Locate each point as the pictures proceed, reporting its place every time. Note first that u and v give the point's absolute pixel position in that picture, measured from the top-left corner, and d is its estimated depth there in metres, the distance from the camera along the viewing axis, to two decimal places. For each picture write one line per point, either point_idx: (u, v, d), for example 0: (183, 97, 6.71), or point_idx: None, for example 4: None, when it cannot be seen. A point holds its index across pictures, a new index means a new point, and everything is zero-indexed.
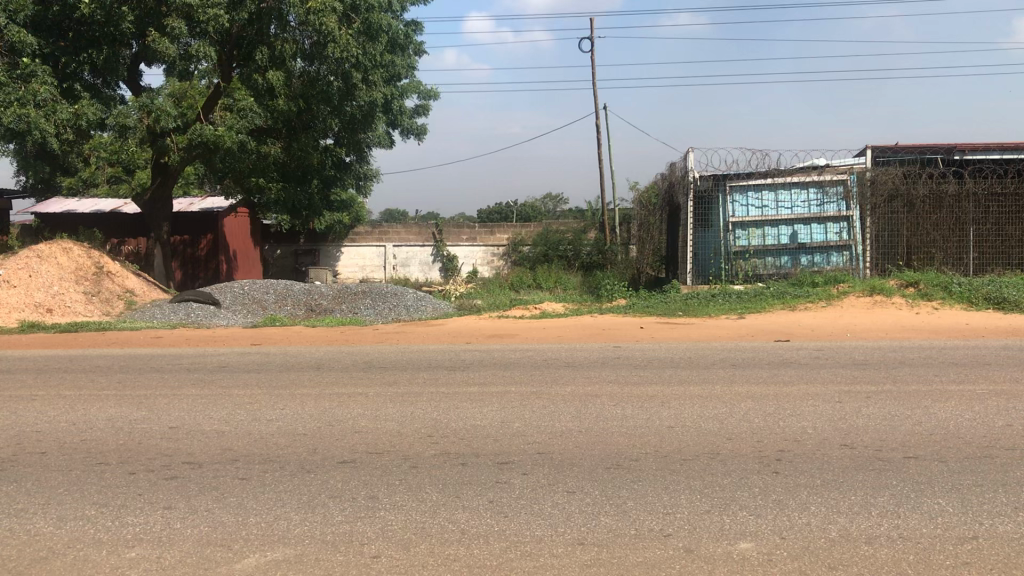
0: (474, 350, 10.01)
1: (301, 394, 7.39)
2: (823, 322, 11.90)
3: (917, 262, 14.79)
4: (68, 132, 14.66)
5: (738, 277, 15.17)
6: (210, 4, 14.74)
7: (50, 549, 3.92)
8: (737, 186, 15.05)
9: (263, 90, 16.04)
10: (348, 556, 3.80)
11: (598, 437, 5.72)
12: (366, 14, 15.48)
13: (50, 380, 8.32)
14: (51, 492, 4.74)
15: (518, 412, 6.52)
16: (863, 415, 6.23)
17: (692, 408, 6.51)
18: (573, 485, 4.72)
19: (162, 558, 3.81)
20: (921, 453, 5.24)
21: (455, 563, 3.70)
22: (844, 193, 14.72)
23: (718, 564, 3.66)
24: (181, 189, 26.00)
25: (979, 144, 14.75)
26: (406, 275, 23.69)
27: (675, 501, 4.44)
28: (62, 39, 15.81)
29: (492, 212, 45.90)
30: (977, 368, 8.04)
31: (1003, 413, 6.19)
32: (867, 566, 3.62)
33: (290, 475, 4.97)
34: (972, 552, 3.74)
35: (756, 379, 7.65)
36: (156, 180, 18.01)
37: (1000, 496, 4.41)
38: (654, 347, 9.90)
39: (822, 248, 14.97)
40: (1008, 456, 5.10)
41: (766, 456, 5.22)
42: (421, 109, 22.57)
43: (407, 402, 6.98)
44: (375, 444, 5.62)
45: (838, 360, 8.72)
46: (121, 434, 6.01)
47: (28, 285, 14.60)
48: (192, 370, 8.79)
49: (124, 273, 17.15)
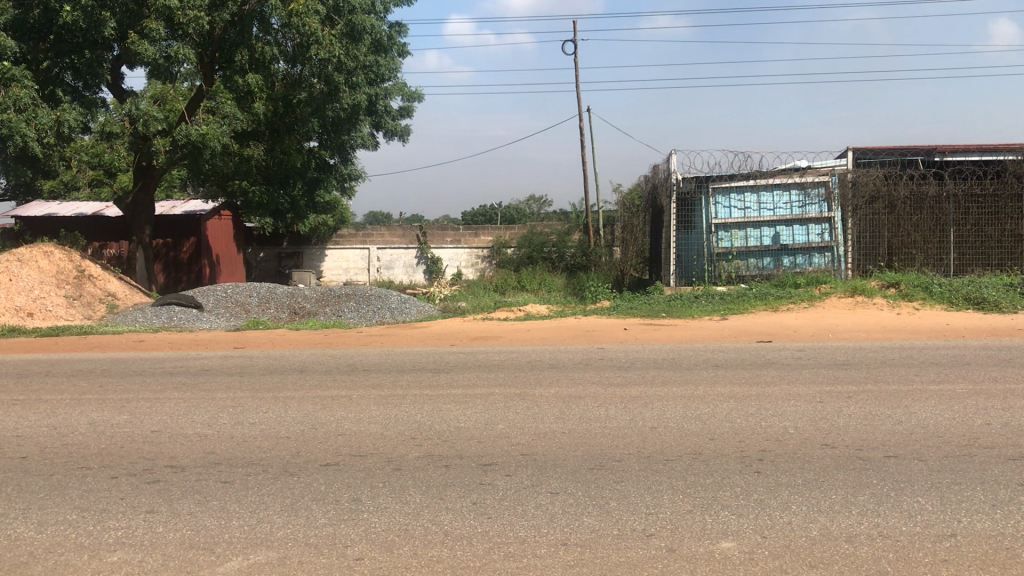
0: (459, 352, 10.05)
1: (284, 397, 7.37)
2: (806, 322, 12.04)
3: (898, 262, 14.97)
4: (49, 136, 14.54)
5: (721, 279, 15.35)
6: (191, 5, 14.77)
7: (31, 555, 3.91)
8: (720, 188, 15.18)
9: (243, 92, 15.97)
10: (331, 558, 3.81)
11: (582, 438, 5.76)
12: (348, 15, 15.37)
13: (31, 384, 8.26)
14: (30, 497, 4.70)
15: (502, 413, 6.56)
16: (845, 414, 6.32)
17: (675, 409, 6.59)
18: (556, 485, 4.77)
19: (145, 562, 3.81)
20: (901, 452, 5.32)
21: (438, 565, 3.73)
22: (826, 195, 14.87)
23: (699, 563, 3.71)
24: (164, 191, 25.85)
25: (958, 145, 15.11)
26: (390, 278, 23.81)
27: (658, 501, 4.49)
28: (42, 42, 15.58)
29: (478, 216, 46.36)
30: (958, 368, 8.17)
31: (982, 412, 6.31)
32: (847, 564, 3.68)
33: (272, 478, 4.98)
34: (949, 549, 3.82)
35: (737, 380, 7.74)
36: (138, 184, 17.82)
37: (978, 494, 4.51)
38: (637, 348, 10.03)
39: (805, 249, 15.11)
40: (989, 455, 5.20)
41: (748, 456, 5.28)
42: (405, 110, 22.62)
43: (391, 405, 6.97)
44: (359, 447, 5.62)
45: (820, 360, 8.83)
46: (102, 438, 5.98)
47: (8, 287, 14.43)
48: (175, 373, 8.75)
49: (106, 276, 17.00)
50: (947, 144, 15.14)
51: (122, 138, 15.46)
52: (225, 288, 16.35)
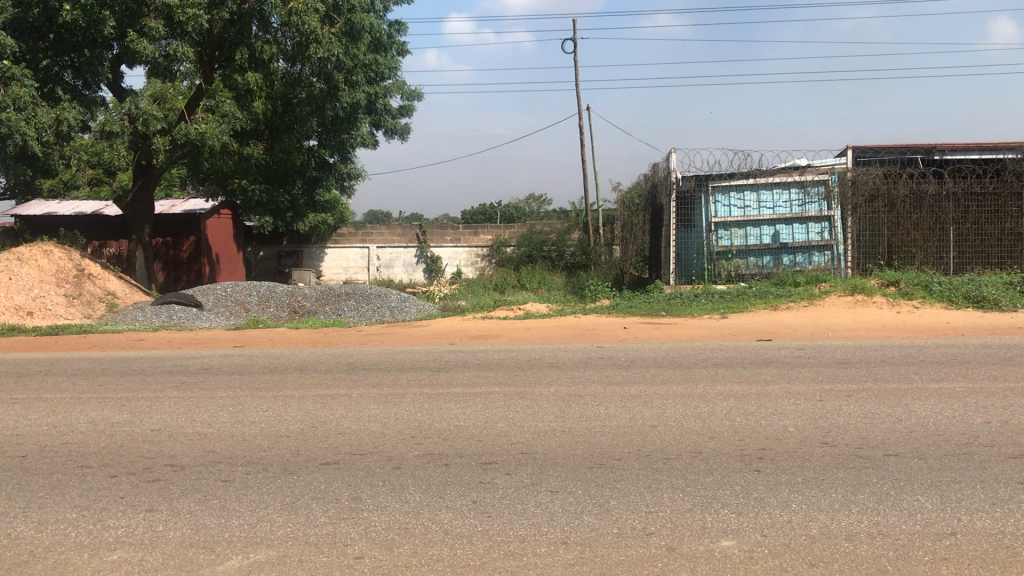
0: (458, 351, 10.03)
1: (283, 395, 7.37)
2: (805, 321, 12.02)
3: (898, 261, 14.96)
4: (49, 135, 14.52)
5: (720, 278, 15.35)
6: (190, 3, 14.74)
7: (31, 553, 3.91)
8: (719, 187, 15.17)
9: (243, 90, 15.94)
10: (331, 557, 3.81)
11: (581, 437, 5.75)
12: (348, 14, 15.33)
13: (31, 383, 8.26)
14: (30, 496, 4.71)
15: (502, 412, 6.55)
16: (844, 413, 6.32)
17: (675, 407, 6.59)
18: (556, 484, 4.77)
19: (145, 560, 3.81)
20: (901, 451, 5.32)
21: (438, 563, 3.73)
22: (825, 193, 14.87)
23: (699, 562, 3.71)
24: (163, 190, 25.84)
25: (958, 144, 15.09)
26: (389, 277, 23.75)
27: (658, 499, 4.49)
28: (41, 41, 15.57)
29: (478, 215, 46.40)
30: (958, 366, 8.16)
31: (982, 410, 6.31)
32: (848, 563, 3.68)
33: (272, 477, 4.98)
34: (949, 548, 3.82)
35: (737, 379, 7.74)
36: (139, 184, 17.69)
37: (978, 492, 4.51)
38: (637, 346, 10.02)
39: (804, 248, 15.11)
40: (988, 453, 5.19)
41: (747, 454, 5.28)
42: (404, 109, 22.60)
43: (391, 403, 6.97)
44: (358, 446, 5.62)
45: (820, 359, 8.82)
46: (102, 437, 5.98)
47: (8, 286, 14.43)
48: (175, 372, 8.75)
49: (105, 275, 16.99)
50: (946, 142, 15.12)
51: (121, 137, 15.44)
52: (225, 287, 16.32)
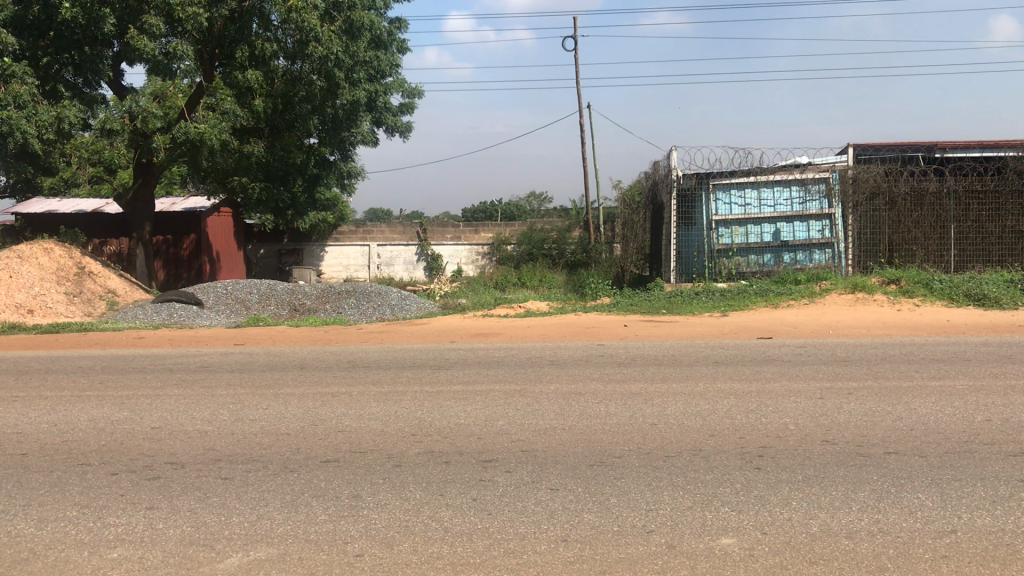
0: (459, 349, 10.03)
1: (284, 394, 7.37)
2: (806, 319, 12.01)
3: (899, 258, 14.95)
4: (49, 133, 14.49)
5: (721, 276, 15.32)
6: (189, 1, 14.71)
7: (31, 551, 3.91)
8: (720, 185, 15.14)
9: (243, 88, 15.90)
10: (331, 555, 3.82)
11: (581, 435, 5.74)
12: (348, 12, 15.32)
13: (32, 381, 8.26)
14: (30, 493, 4.71)
15: (502, 410, 6.55)
16: (845, 411, 6.32)
17: (675, 405, 6.58)
18: (557, 481, 4.77)
19: (144, 558, 3.81)
20: (901, 448, 5.32)
21: (439, 561, 3.73)
22: (826, 191, 14.86)
23: (699, 560, 3.70)
24: (164, 188, 25.84)
25: (959, 141, 15.07)
26: (390, 275, 23.67)
27: (658, 497, 4.49)
28: (42, 39, 15.58)
29: (478, 213, 46.43)
30: (958, 364, 8.16)
31: (982, 408, 6.31)
32: (848, 561, 3.67)
33: (272, 475, 4.97)
34: (950, 546, 3.81)
35: (738, 376, 7.74)
36: (139, 181, 17.69)
37: (978, 490, 4.51)
38: (637, 344, 10.02)
39: (805, 246, 15.13)
40: (989, 451, 5.19)
41: (748, 452, 5.28)
42: (405, 107, 22.60)
43: (392, 401, 6.97)
44: (359, 444, 5.61)
45: (820, 356, 8.82)
46: (102, 435, 5.98)
47: (9, 284, 14.44)
48: (175, 370, 8.75)
49: (106, 273, 16.99)
50: (947, 140, 15.10)
51: (122, 135, 15.42)
52: (225, 285, 16.31)
